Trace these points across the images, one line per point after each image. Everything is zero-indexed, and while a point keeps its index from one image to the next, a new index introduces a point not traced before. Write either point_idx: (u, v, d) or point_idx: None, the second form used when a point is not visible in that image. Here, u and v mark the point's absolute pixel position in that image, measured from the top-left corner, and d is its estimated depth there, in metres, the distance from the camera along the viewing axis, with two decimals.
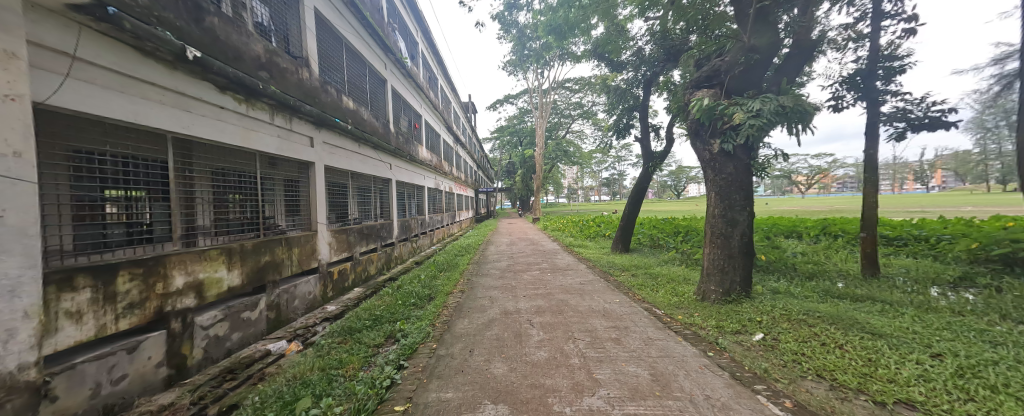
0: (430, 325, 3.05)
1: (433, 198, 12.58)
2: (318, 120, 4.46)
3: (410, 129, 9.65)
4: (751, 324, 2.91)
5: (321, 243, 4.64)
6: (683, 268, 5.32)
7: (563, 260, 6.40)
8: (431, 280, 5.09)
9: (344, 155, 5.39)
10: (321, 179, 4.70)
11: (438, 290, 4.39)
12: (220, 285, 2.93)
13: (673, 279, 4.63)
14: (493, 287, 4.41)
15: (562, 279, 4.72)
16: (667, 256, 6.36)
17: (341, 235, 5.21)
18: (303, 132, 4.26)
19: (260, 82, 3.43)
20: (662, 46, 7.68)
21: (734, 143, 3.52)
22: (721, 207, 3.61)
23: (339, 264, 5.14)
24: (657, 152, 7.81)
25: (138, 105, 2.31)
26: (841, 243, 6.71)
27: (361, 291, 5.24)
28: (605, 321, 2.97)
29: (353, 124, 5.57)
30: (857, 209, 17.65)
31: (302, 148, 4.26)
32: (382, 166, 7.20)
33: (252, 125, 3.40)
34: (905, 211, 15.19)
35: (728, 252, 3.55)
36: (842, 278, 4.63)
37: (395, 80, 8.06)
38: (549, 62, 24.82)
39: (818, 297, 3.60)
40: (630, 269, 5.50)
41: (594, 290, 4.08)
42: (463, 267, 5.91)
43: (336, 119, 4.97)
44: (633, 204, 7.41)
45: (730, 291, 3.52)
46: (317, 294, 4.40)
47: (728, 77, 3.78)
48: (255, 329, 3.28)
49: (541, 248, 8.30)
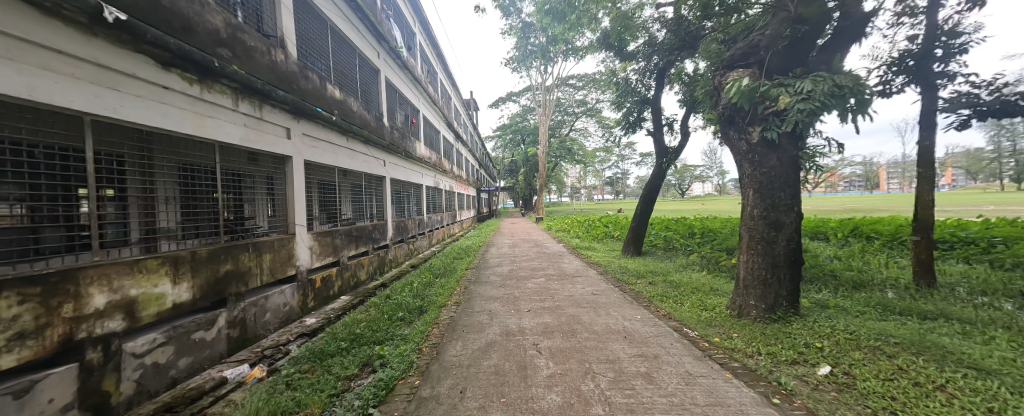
0: (416, 351, 2.52)
1: (432, 197, 12.07)
2: (296, 109, 3.95)
3: (406, 124, 9.14)
4: (811, 353, 2.34)
5: (302, 247, 4.15)
6: (707, 276, 4.76)
7: (571, 264, 5.86)
8: (424, 289, 4.57)
9: (329, 150, 4.89)
10: (300, 175, 4.20)
11: (431, 302, 3.86)
12: (161, 302, 2.42)
13: (698, 289, 4.08)
14: (493, 298, 3.87)
15: (571, 288, 4.18)
16: (685, 261, 5.79)
17: (325, 238, 4.70)
18: (277, 121, 3.75)
19: (218, 60, 2.91)
20: (677, 33, 7.09)
21: (779, 131, 2.97)
22: (763, 207, 3.05)
23: (323, 269, 4.64)
24: (671, 147, 7.24)
25: (35, 77, 1.78)
26: (876, 247, 6.10)
27: (347, 300, 4.73)
28: (628, 347, 2.42)
29: (339, 115, 5.06)
30: (872, 209, 16.97)
31: (276, 140, 3.75)
32: (375, 162, 6.72)
33: (207, 111, 2.88)
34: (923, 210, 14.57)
35: (772, 261, 2.99)
36: (893, 288, 4.05)
37: (390, 71, 7.54)
38: (553, 58, 24.25)
39: (879, 314, 3.03)
40: (646, 276, 4.95)
41: (610, 302, 3.54)
42: (461, 273, 5.38)
43: (318, 108, 4.45)
44: (646, 203, 6.86)
45: (775, 307, 2.95)
46: (295, 306, 3.88)
47: (769, 54, 3.22)
48: (209, 352, 2.77)
49: (545, 251, 7.77)
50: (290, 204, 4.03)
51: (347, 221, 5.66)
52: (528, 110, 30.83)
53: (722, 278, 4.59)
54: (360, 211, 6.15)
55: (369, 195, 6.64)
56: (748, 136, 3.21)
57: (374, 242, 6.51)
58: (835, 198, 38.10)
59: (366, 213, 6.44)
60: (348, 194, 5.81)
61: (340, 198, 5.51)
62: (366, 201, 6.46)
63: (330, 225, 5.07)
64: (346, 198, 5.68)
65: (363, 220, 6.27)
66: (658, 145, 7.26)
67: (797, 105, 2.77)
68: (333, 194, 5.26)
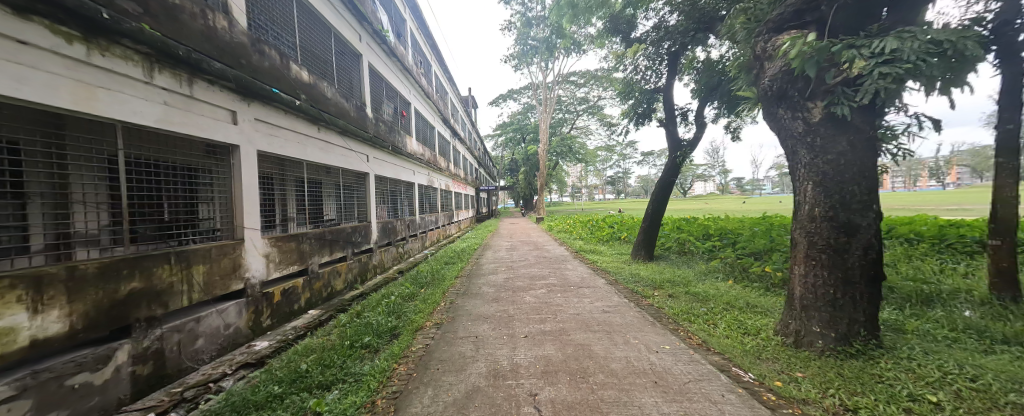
0: (367, 406, 1.82)
1: (425, 196, 11.40)
2: (242, 88, 3.25)
3: (395, 117, 8.45)
4: (927, 413, 1.62)
5: (255, 254, 3.46)
6: (736, 287, 4.06)
7: (575, 271, 5.18)
8: (404, 303, 3.86)
9: (293, 140, 4.19)
10: (252, 169, 3.49)
11: (408, 322, 3.17)
12: (11, 339, 1.71)
13: (731, 305, 3.38)
14: (482, 317, 3.18)
15: (577, 303, 3.47)
16: (705, 268, 5.09)
17: (288, 243, 4.00)
18: (217, 102, 3.06)
19: (113, 12, 2.20)
20: (691, 12, 6.38)
21: (852, 105, 2.26)
22: (828, 206, 2.35)
23: (285, 281, 3.94)
24: (685, 140, 6.53)
25: None
26: (922, 250, 5.37)
27: (314, 316, 4.04)
28: (663, 402, 1.72)
29: (307, 100, 4.38)
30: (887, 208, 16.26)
31: (216, 125, 3.04)
32: (356, 157, 6.03)
33: (100, 80, 2.18)
34: (944, 209, 13.84)
35: (843, 275, 2.28)
36: (969, 303, 3.33)
37: (374, 57, 6.84)
38: (553, 54, 23.55)
39: (985, 345, 2.31)
40: (664, 286, 4.26)
41: (627, 324, 2.86)
42: (449, 283, 4.68)
43: (275, 89, 3.74)
44: (658, 202, 6.19)
45: (851, 337, 2.23)
46: (241, 327, 3.19)
47: (831, 8, 2.50)
48: (99, 400, 2.07)
49: (546, 254, 7.08)
50: (239, 201, 3.32)
51: (319, 222, 4.97)
52: (528, 108, 30.11)
53: (756, 291, 3.88)
54: (337, 212, 5.48)
55: (349, 193, 5.94)
56: (807, 114, 2.49)
57: (355, 247, 5.82)
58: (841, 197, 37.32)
59: (346, 214, 5.76)
60: (323, 192, 5.14)
61: (312, 196, 4.83)
62: (346, 200, 5.78)
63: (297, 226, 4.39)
64: (319, 196, 5.00)
65: (341, 221, 5.58)
66: (672, 138, 6.56)
67: (877, 69, 2.08)
68: (304, 190, 4.59)
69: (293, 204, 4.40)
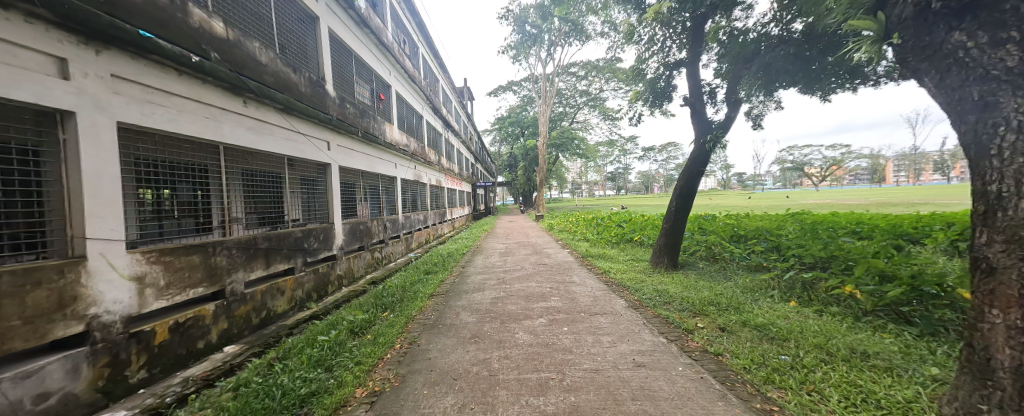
0: None
1: (412, 194, 10.27)
2: (71, 21, 2.08)
3: (371, 100, 7.28)
4: None
5: (117, 279, 2.33)
6: (810, 317, 2.94)
7: (584, 286, 4.07)
8: (345, 343, 2.73)
9: (195, 114, 3.00)
10: (108, 150, 2.32)
11: (334, 385, 2.05)
12: None
13: (823, 351, 2.26)
14: (449, 378, 2.04)
15: (594, 349, 2.34)
16: (751, 283, 3.97)
17: (188, 257, 2.87)
18: (19, 39, 1.89)
19: None
20: None
21: None
22: None
23: (181, 311, 2.82)
24: (715, 122, 5.40)
25: None
26: None
27: (224, 359, 2.90)
28: None
29: (218, 60, 3.19)
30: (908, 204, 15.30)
31: (17, 76, 1.87)
32: (312, 143, 4.88)
33: None
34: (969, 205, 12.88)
35: None
36: None
37: (336, 22, 5.64)
38: (553, 44, 22.31)
39: None
40: (705, 310, 3.16)
41: (681, 398, 1.74)
42: (418, 306, 3.55)
43: (147, 33, 2.55)
44: (683, 199, 5.14)
45: None
46: (76, 392, 2.07)
47: None
48: None
49: (546, 261, 5.98)
50: (81, 198, 2.16)
51: (272, 220, 4.17)
52: (528, 101, 28.86)
53: (842, 324, 2.76)
54: (294, 208, 4.61)
55: (309, 187, 4.97)
56: None
57: (310, 256, 4.68)
58: (848, 193, 36.27)
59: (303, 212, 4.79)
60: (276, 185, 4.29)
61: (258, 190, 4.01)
62: (306, 195, 4.86)
63: (238, 228, 3.57)
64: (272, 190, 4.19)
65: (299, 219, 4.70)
66: (700, 119, 5.43)
67: None
68: (248, 184, 3.77)
69: (233, 200, 3.59)
